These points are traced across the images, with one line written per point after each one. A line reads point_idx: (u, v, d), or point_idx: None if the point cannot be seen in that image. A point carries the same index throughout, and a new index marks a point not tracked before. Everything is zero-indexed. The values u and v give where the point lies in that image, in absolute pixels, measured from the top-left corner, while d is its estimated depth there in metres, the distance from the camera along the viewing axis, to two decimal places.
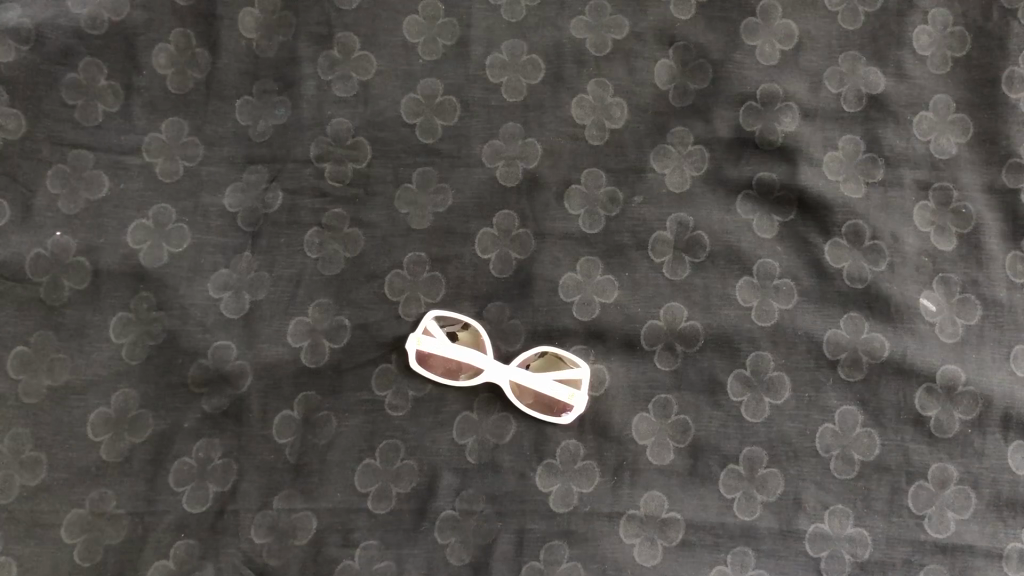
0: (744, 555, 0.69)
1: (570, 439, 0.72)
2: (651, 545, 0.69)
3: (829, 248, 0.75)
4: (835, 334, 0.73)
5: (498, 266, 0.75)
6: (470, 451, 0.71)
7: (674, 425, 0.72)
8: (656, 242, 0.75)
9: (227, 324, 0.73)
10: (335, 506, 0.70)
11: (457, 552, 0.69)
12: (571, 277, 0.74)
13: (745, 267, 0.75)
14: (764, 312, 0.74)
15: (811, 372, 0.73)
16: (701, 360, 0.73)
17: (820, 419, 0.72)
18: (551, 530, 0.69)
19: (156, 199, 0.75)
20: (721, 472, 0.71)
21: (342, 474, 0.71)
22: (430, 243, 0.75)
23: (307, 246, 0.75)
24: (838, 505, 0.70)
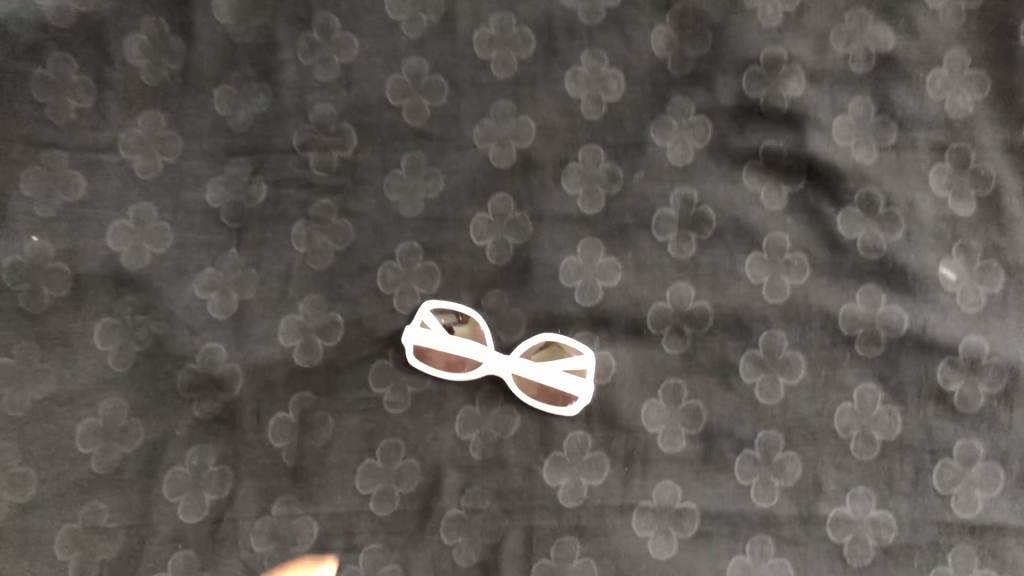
0: (763, 543, 0.67)
1: (578, 430, 0.68)
2: (665, 537, 0.67)
3: (842, 218, 0.71)
4: (851, 308, 0.70)
5: (495, 252, 0.71)
6: (474, 447, 0.68)
7: (685, 411, 0.69)
8: (659, 220, 0.72)
9: (216, 326, 0.70)
10: (337, 509, 0.67)
11: (464, 552, 0.66)
12: (572, 260, 0.71)
13: (754, 242, 0.71)
14: (775, 288, 0.70)
15: (827, 349, 0.69)
16: (711, 342, 0.70)
17: (838, 398, 0.69)
18: (561, 526, 0.67)
19: (136, 199, 0.72)
20: (736, 458, 0.68)
21: (344, 477, 0.68)
22: (423, 231, 0.72)
23: (294, 239, 0.72)
24: (859, 487, 0.67)
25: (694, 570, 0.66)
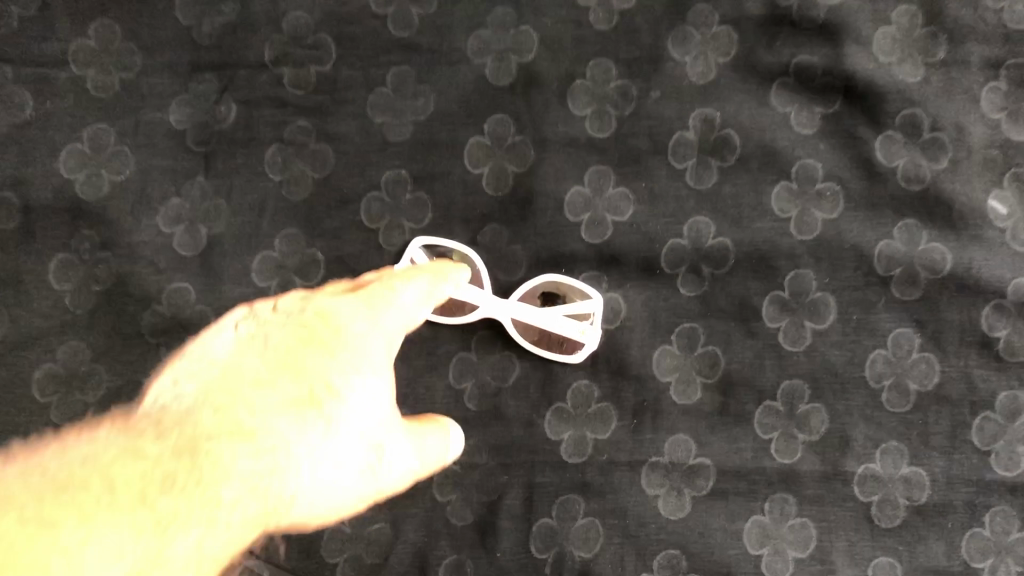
0: (784, 502, 0.61)
1: (583, 379, 0.62)
2: (678, 495, 0.61)
3: (881, 144, 0.63)
4: (888, 245, 0.62)
5: (492, 182, 0.64)
6: (469, 397, 0.62)
7: (702, 358, 0.62)
8: (676, 146, 0.64)
9: (182, 263, 0.63)
10: (376, 412, 0.46)
11: (459, 510, 0.61)
12: (578, 192, 0.64)
13: (782, 171, 0.63)
14: (804, 223, 0.63)
15: (860, 291, 0.63)
16: (732, 283, 0.63)
17: (870, 345, 0.62)
18: (564, 483, 0.61)
19: (90, 120, 0.64)
20: (756, 410, 0.62)
21: (368, 317, 0.48)
22: (412, 158, 0.64)
23: (268, 167, 0.64)
24: (890, 442, 0.62)
25: (708, 531, 0.61)
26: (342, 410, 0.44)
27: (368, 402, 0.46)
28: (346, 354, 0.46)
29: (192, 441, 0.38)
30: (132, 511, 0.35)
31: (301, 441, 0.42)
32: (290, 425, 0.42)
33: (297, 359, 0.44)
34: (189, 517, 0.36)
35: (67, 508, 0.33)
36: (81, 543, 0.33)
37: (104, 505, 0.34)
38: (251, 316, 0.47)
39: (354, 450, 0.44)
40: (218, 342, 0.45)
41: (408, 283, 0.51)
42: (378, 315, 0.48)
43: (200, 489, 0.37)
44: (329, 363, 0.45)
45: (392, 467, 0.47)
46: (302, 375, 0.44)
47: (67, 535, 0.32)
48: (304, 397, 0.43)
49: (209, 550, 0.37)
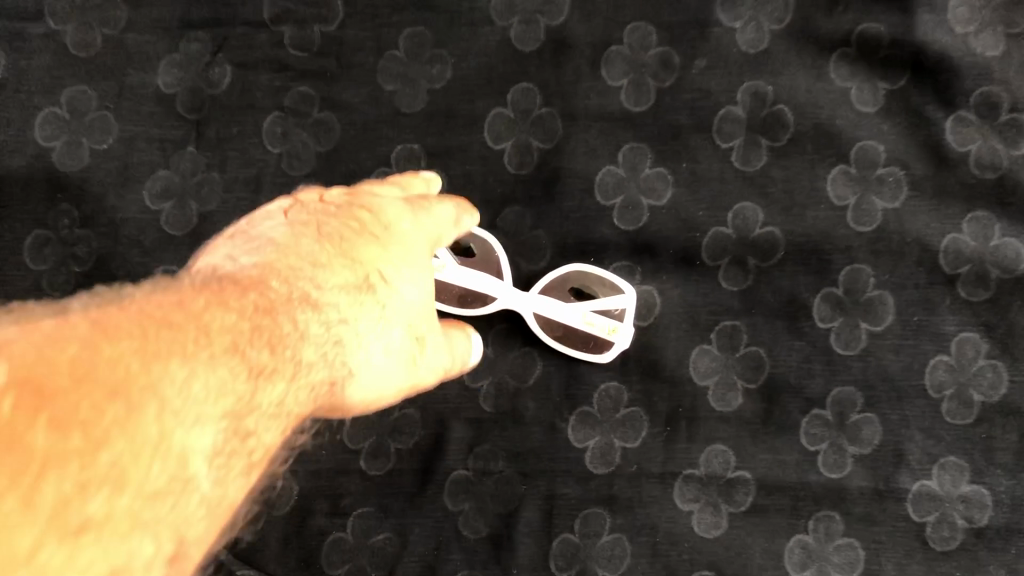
0: (830, 521, 0.55)
1: (611, 381, 0.57)
2: (714, 511, 0.55)
3: (952, 125, 0.57)
4: (956, 240, 0.56)
5: (515, 159, 0.58)
6: (485, 399, 0.57)
7: (743, 360, 0.56)
8: (723, 122, 0.57)
9: (170, 242, 0.57)
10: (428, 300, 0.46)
11: (472, 521, 0.56)
12: (611, 172, 0.57)
13: (839, 153, 0.57)
14: (862, 212, 0.57)
15: (922, 290, 0.56)
16: (780, 277, 0.57)
17: (931, 350, 0.56)
18: (588, 496, 0.56)
19: (70, 81, 0.58)
20: (802, 419, 0.56)
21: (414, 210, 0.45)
22: (427, 130, 0.58)
23: (266, 137, 0.58)
24: (950, 457, 0.56)
25: (746, 552, 0.55)
26: (392, 297, 0.43)
27: (413, 293, 0.44)
28: (397, 245, 0.44)
29: (268, 302, 0.36)
30: (226, 357, 0.32)
31: (354, 323, 0.40)
32: (347, 305, 0.40)
33: (356, 238, 0.42)
34: (271, 374, 0.34)
35: (175, 341, 0.31)
36: (186, 379, 0.30)
37: (204, 346, 0.32)
38: (297, 199, 0.44)
39: (396, 338, 0.43)
40: (270, 217, 0.42)
41: (440, 202, 0.47)
42: (427, 215, 0.46)
43: (275, 352, 0.35)
44: (385, 249, 0.43)
45: (426, 359, 0.46)
46: (361, 254, 0.42)
47: (178, 374, 0.30)
48: (361, 281, 0.41)
49: (282, 407, 0.35)
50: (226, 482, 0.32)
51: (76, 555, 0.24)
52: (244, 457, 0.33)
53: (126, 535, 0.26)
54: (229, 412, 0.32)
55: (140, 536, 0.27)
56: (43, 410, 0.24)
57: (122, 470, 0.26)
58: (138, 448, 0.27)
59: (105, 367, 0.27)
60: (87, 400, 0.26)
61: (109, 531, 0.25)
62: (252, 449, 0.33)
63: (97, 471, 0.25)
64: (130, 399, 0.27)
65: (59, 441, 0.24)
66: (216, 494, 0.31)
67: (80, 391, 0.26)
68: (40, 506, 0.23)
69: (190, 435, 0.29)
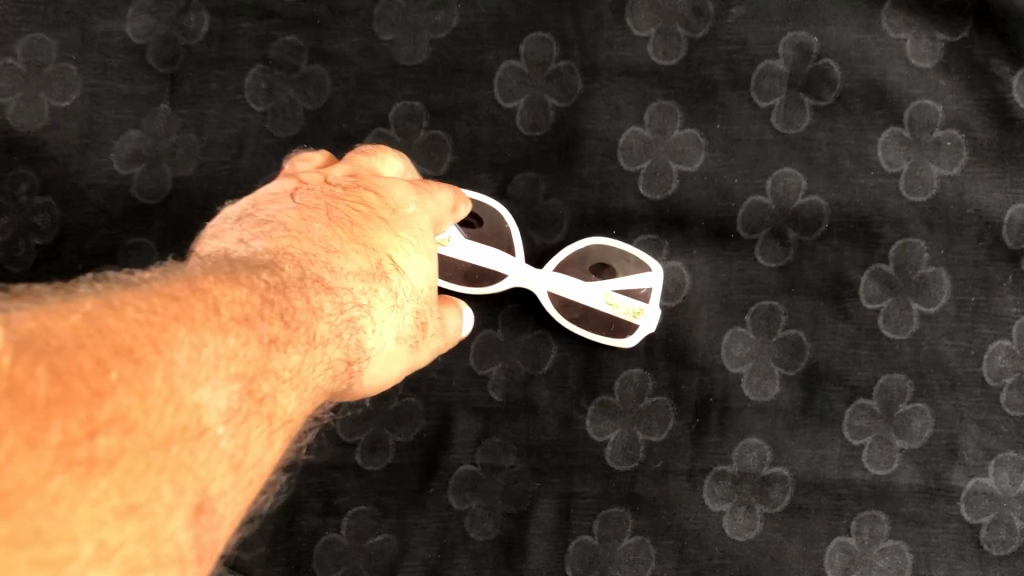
0: (875, 522, 0.50)
1: (634, 368, 0.51)
2: (747, 512, 0.50)
3: (1020, 82, 0.50)
4: (1021, 211, 0.50)
5: (528, 119, 0.51)
6: (494, 387, 0.51)
7: (781, 345, 0.51)
8: (762, 78, 0.51)
9: (141, 211, 0.50)
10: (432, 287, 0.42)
11: (479, 522, 0.50)
12: (636, 134, 0.51)
13: (892, 114, 0.51)
14: (917, 180, 0.51)
15: (981, 267, 0.50)
16: (824, 253, 0.51)
17: (990, 334, 0.50)
18: (608, 495, 0.50)
19: (28, 29, 0.51)
20: (846, 410, 0.50)
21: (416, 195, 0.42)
22: (429, 86, 0.51)
23: (249, 94, 0.51)
24: (1008, 452, 0.50)
25: (782, 556, 0.50)
26: (403, 277, 0.39)
27: (421, 277, 0.41)
28: (406, 231, 0.40)
29: (280, 275, 0.33)
30: (238, 324, 0.29)
31: (368, 306, 0.37)
32: (360, 288, 0.36)
33: (363, 217, 0.39)
34: (288, 345, 0.31)
35: (186, 305, 0.28)
36: (197, 346, 0.27)
37: (216, 311, 0.29)
38: (297, 180, 0.40)
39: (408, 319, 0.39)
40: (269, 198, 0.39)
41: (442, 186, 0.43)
42: (431, 199, 0.42)
43: (290, 325, 0.32)
44: (394, 229, 0.40)
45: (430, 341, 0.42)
46: (370, 238, 0.38)
47: (188, 340, 0.27)
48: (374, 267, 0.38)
49: (299, 379, 0.32)
50: (245, 451, 0.29)
51: (86, 502, 0.22)
52: (262, 425, 0.30)
53: (141, 488, 0.24)
54: (244, 377, 0.29)
55: (157, 499, 0.24)
56: (42, 357, 0.22)
57: (131, 422, 0.24)
58: (148, 405, 0.24)
59: (113, 329, 0.25)
60: (93, 356, 0.23)
61: (119, 483, 0.23)
62: (272, 419, 0.30)
63: (104, 419, 0.23)
64: (139, 358, 0.25)
65: (63, 388, 0.22)
66: (235, 461, 0.28)
67: (84, 348, 0.23)
68: (45, 445, 0.21)
69: (202, 397, 0.27)
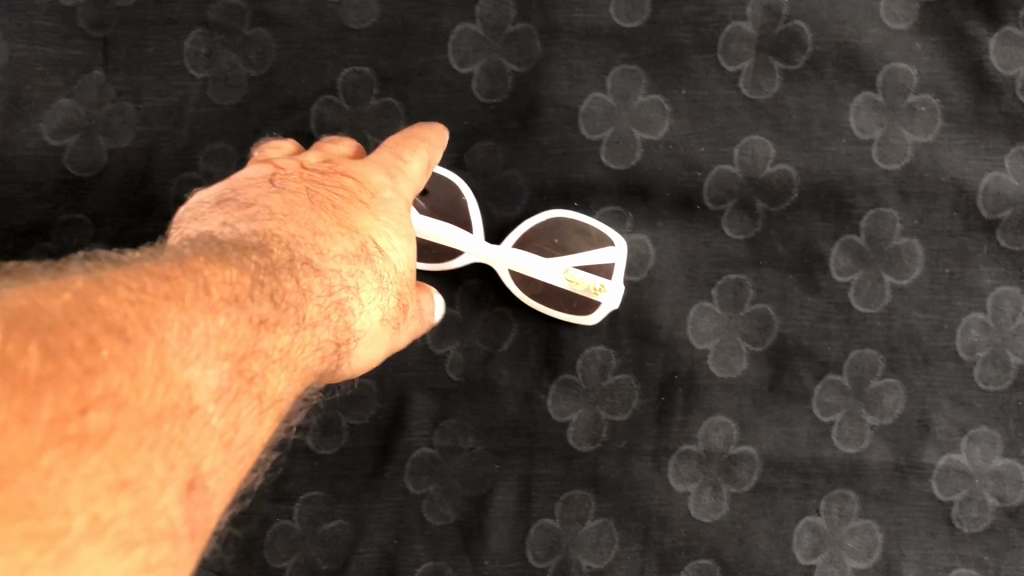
0: (844, 501, 0.49)
1: (597, 345, 0.49)
2: (714, 492, 0.48)
3: (996, 45, 0.49)
4: (997, 179, 0.48)
5: (485, 84, 0.49)
6: (451, 366, 0.49)
7: (749, 320, 0.49)
8: (730, 40, 0.49)
9: (74, 185, 0.48)
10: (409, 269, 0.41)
11: (437, 507, 0.48)
12: (598, 100, 0.49)
13: (865, 78, 0.49)
14: (890, 148, 0.49)
15: (956, 237, 0.49)
16: (794, 224, 0.49)
17: (964, 307, 0.49)
18: (571, 477, 0.48)
19: None
20: (816, 386, 0.49)
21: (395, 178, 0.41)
22: (379, 51, 0.49)
23: (189, 59, 0.48)
24: (980, 428, 0.49)
25: (749, 537, 0.48)
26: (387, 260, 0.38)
27: (406, 258, 0.40)
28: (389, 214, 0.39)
29: (271, 256, 0.32)
30: (228, 304, 0.29)
31: (356, 289, 0.36)
32: (348, 271, 0.36)
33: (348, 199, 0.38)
34: (275, 326, 0.31)
35: (177, 283, 0.27)
36: (186, 325, 0.27)
37: (206, 289, 0.28)
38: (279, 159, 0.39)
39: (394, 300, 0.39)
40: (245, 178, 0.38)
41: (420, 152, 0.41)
42: (410, 182, 0.41)
43: (280, 307, 0.31)
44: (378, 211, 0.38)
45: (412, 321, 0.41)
46: (357, 220, 0.37)
47: (177, 319, 0.27)
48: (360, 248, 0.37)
49: (289, 359, 0.32)
50: (236, 429, 0.29)
51: (78, 478, 0.22)
52: (253, 405, 0.30)
53: (133, 463, 0.24)
54: (232, 356, 0.29)
55: (151, 478, 0.24)
56: (33, 334, 0.22)
57: (123, 398, 0.23)
58: (138, 382, 0.24)
59: (103, 306, 0.24)
60: (84, 333, 0.23)
61: (111, 458, 0.23)
62: (261, 399, 0.30)
63: (95, 396, 0.22)
64: (130, 336, 0.24)
65: (54, 365, 0.21)
66: (226, 439, 0.28)
67: (76, 325, 0.23)
68: (38, 421, 0.21)
69: (192, 375, 0.27)
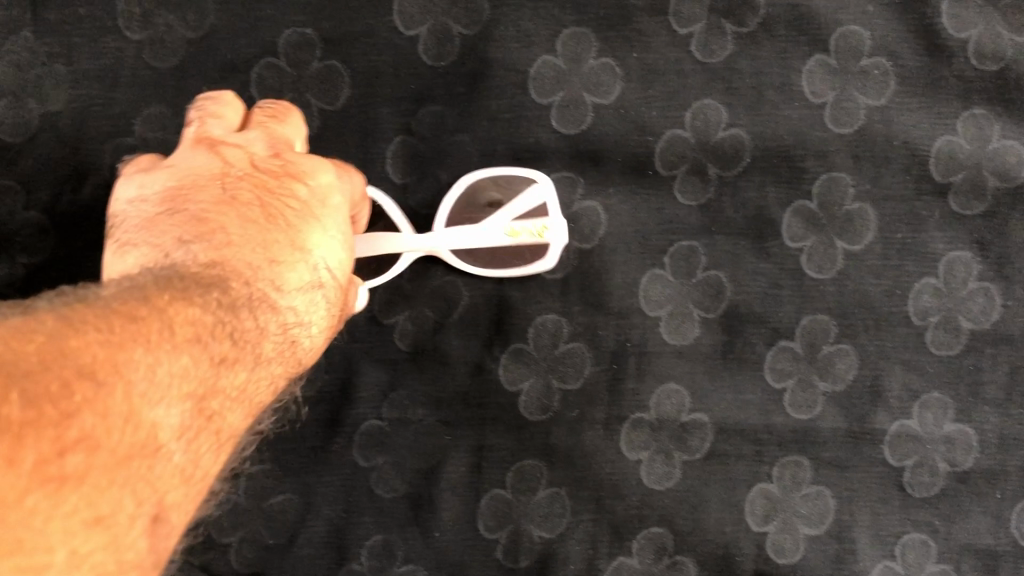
0: (796, 468, 0.49)
1: (548, 314, 0.48)
2: (665, 460, 0.48)
3: (948, 7, 0.48)
4: (950, 144, 0.48)
5: (431, 47, 0.48)
6: (400, 337, 0.48)
7: (701, 287, 0.48)
8: (681, 3, 0.48)
9: (4, 151, 0.46)
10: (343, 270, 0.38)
11: (387, 480, 0.48)
12: (547, 64, 0.48)
13: (817, 40, 0.48)
14: (843, 111, 0.48)
15: (908, 202, 0.48)
16: (746, 189, 0.48)
17: (916, 272, 0.48)
18: (522, 447, 0.48)
19: None
20: (768, 353, 0.48)
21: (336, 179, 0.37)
22: (322, 12, 0.47)
23: (123, 21, 0.47)
24: (932, 393, 0.49)
25: (702, 505, 0.48)
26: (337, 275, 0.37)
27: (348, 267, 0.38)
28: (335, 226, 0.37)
29: (232, 292, 0.31)
30: (194, 342, 0.28)
31: (310, 320, 0.35)
32: (302, 304, 0.35)
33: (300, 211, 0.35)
34: (236, 365, 0.30)
35: (143, 323, 0.27)
36: (153, 366, 0.26)
37: (172, 329, 0.27)
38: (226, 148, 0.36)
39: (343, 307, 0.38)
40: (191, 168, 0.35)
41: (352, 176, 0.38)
42: (351, 181, 0.38)
43: (240, 344, 0.31)
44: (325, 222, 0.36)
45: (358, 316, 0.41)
46: (304, 237, 0.35)
47: (144, 360, 0.26)
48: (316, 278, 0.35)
49: (244, 395, 0.31)
50: (197, 463, 0.29)
51: (58, 516, 0.22)
52: (212, 439, 0.30)
53: (106, 501, 0.24)
54: (198, 396, 0.28)
55: (120, 514, 0.24)
56: (12, 384, 0.22)
57: (96, 440, 0.23)
58: (109, 425, 0.24)
59: (74, 349, 0.24)
60: (58, 378, 0.23)
61: (87, 498, 0.23)
62: (220, 434, 0.30)
63: (72, 439, 0.22)
64: (100, 379, 0.24)
65: (34, 412, 0.22)
66: (187, 475, 0.28)
67: (49, 370, 0.23)
68: (22, 464, 0.21)
69: (158, 416, 0.26)
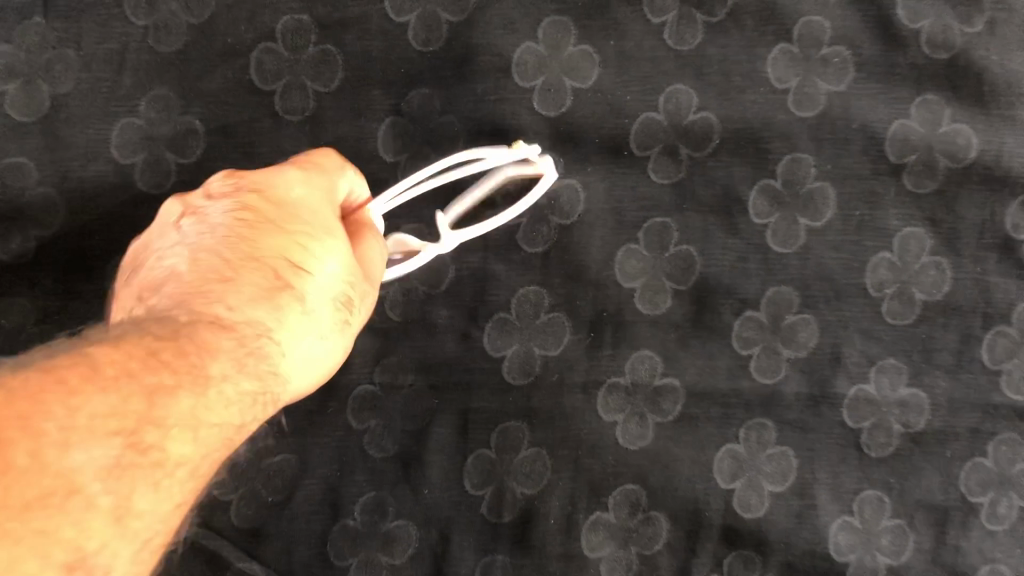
0: (762, 429, 0.52)
1: (531, 285, 0.52)
2: (639, 422, 0.51)
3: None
4: (904, 127, 0.52)
5: (421, 34, 0.51)
6: (392, 307, 0.51)
7: (673, 260, 0.52)
8: None
9: (16, 130, 0.48)
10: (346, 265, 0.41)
11: (379, 440, 0.51)
12: (530, 50, 0.51)
13: (781, 30, 0.51)
14: (804, 97, 0.51)
15: (866, 182, 0.52)
16: (715, 169, 0.52)
17: (873, 246, 0.52)
18: (506, 410, 0.51)
19: None
20: (736, 322, 0.52)
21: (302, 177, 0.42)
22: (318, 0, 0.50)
23: (129, 7, 0.50)
24: (888, 359, 0.53)
25: (674, 463, 0.52)
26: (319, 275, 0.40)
27: (341, 268, 0.41)
28: (303, 229, 0.40)
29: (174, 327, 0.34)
30: (120, 381, 0.31)
31: (279, 330, 0.38)
32: (264, 315, 0.37)
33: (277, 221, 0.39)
34: (178, 389, 0.32)
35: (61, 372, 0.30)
36: (70, 415, 0.29)
37: (93, 372, 0.30)
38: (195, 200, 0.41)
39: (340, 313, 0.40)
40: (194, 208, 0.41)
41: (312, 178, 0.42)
42: (320, 177, 0.42)
43: (179, 370, 0.33)
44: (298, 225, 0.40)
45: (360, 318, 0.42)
46: (267, 253, 0.38)
47: (61, 411, 0.29)
48: (274, 283, 0.38)
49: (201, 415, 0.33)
50: (131, 501, 0.30)
51: None
52: (155, 472, 0.31)
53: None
54: (124, 431, 0.30)
55: (64, 547, 0.28)
56: None
57: None
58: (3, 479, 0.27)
59: None
60: None
61: None
62: (167, 462, 0.31)
63: None
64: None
65: None
66: (119, 513, 0.30)
67: None
68: None
69: (75, 461, 0.29)
